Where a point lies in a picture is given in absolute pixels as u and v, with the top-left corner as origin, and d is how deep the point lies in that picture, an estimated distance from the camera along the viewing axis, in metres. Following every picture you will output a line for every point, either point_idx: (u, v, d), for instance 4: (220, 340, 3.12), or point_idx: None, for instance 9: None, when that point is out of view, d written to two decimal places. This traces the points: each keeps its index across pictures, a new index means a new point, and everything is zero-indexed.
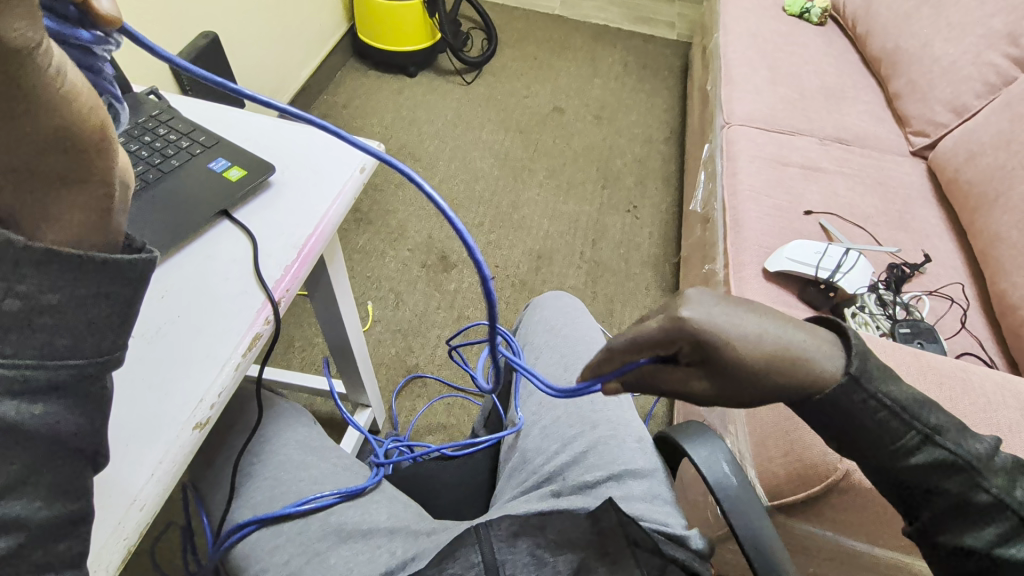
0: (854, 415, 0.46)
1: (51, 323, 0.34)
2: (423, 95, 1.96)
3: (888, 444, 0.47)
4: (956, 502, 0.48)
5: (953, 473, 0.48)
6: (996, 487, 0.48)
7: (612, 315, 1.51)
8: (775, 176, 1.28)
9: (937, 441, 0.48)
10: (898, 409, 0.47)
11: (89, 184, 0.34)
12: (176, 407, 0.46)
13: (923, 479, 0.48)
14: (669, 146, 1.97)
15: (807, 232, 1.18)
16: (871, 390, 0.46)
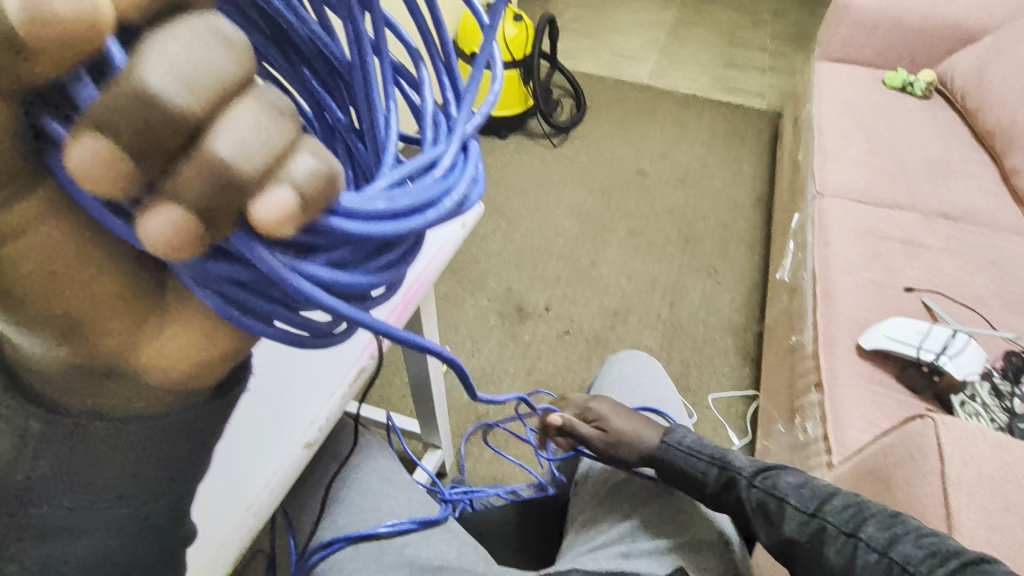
0: (674, 462, 0.70)
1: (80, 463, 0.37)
2: (513, 155, 2.08)
3: (696, 473, 0.68)
4: (764, 508, 0.63)
5: (745, 486, 0.66)
6: (784, 493, 0.63)
7: (688, 379, 1.47)
8: (872, 250, 1.23)
9: (731, 469, 0.68)
10: (698, 450, 0.70)
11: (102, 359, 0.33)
12: (293, 425, 0.53)
13: (731, 495, 0.66)
14: (755, 213, 1.94)
15: (908, 311, 1.11)
16: (674, 441, 0.71)
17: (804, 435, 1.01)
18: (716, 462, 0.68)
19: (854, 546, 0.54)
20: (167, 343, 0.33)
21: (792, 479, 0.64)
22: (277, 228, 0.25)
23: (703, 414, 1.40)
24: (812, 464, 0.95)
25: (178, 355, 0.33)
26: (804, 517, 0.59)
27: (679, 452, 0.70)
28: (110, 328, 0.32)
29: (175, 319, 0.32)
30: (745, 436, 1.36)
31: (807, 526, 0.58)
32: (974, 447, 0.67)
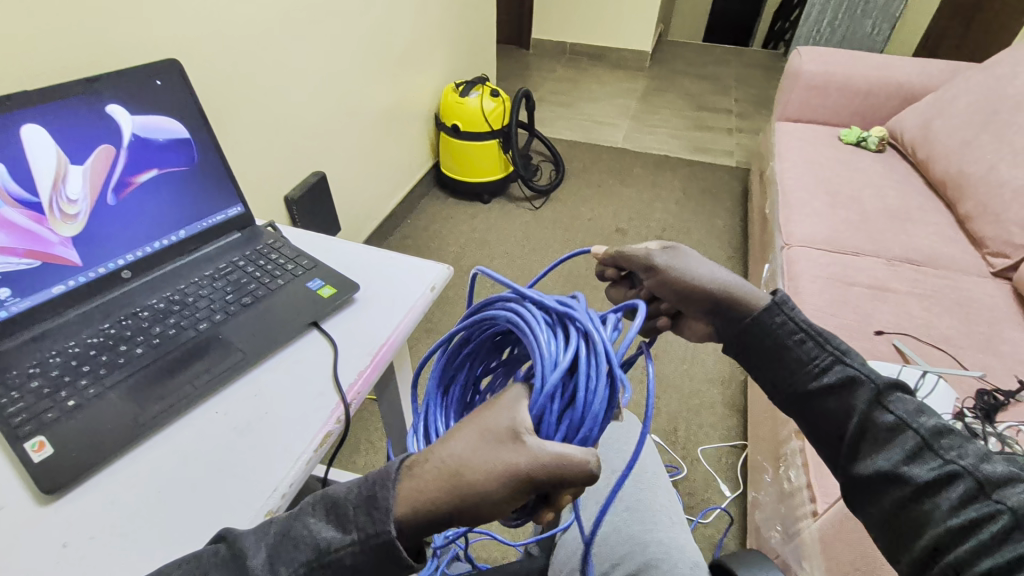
0: (775, 332, 0.55)
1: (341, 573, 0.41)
2: (495, 218, 2.16)
3: (804, 357, 0.54)
4: (869, 425, 0.51)
5: (872, 398, 0.51)
6: (920, 424, 0.50)
7: (676, 432, 1.45)
8: (840, 295, 1.26)
9: (857, 368, 0.53)
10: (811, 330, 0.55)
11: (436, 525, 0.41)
12: (254, 494, 0.52)
13: (825, 395, 0.53)
14: (732, 264, 1.99)
15: (880, 354, 1.13)
16: (787, 314, 0.55)
17: (789, 484, 0.99)
18: (837, 351, 0.53)
19: (982, 501, 0.46)
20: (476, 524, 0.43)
21: (921, 407, 0.51)
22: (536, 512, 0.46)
23: (693, 468, 1.38)
24: (799, 513, 0.93)
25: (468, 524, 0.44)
26: (927, 458, 0.49)
27: (790, 326, 0.55)
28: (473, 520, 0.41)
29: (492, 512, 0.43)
30: (737, 489, 1.33)
31: (931, 466, 0.48)
32: None
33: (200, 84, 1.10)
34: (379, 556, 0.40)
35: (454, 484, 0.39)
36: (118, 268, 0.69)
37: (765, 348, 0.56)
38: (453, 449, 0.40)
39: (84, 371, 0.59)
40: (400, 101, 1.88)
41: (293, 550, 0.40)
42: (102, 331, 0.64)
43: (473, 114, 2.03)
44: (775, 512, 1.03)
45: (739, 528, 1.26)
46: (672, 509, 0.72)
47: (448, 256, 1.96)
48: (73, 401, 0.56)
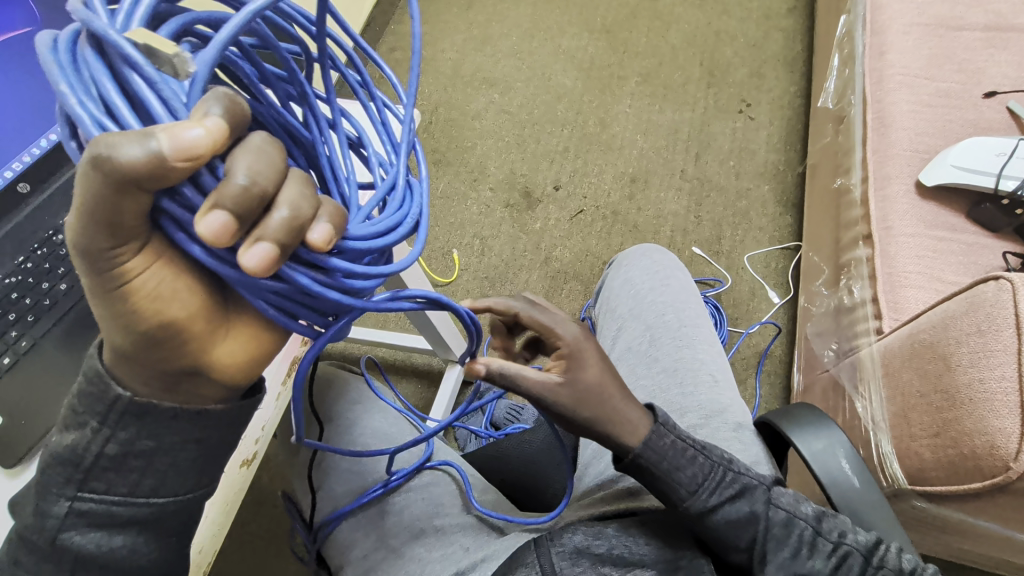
0: (658, 460, 0.48)
1: (139, 468, 0.37)
2: (494, 4, 1.73)
3: (687, 484, 0.48)
4: (767, 532, 0.49)
5: (764, 505, 0.50)
6: (803, 511, 0.50)
7: (721, 241, 1.32)
8: (942, 47, 0.96)
9: (747, 474, 0.51)
10: (695, 441, 0.50)
11: (174, 372, 0.36)
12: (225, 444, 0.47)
13: (719, 519, 0.48)
14: (794, 18, 1.59)
15: (986, 125, 0.89)
16: (671, 428, 0.49)
17: (851, 298, 0.88)
18: (730, 466, 0.51)
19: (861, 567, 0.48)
20: (235, 347, 0.37)
21: (797, 494, 0.52)
22: (324, 246, 0.30)
23: (738, 277, 1.27)
24: (858, 330, 0.84)
25: (241, 359, 0.37)
26: (824, 549, 0.49)
27: (676, 442, 0.48)
28: (189, 333, 0.35)
29: (239, 327, 0.37)
30: (787, 294, 1.25)
31: (830, 561, 0.49)
32: None
33: None
34: (158, 430, 0.37)
35: (124, 327, 0.33)
36: (9, 181, 0.54)
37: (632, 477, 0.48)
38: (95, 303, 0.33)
39: (13, 320, 0.51)
40: None
41: (50, 483, 0.37)
42: (18, 267, 0.53)
43: None
44: (831, 327, 0.94)
45: (787, 335, 1.22)
46: (714, 366, 0.65)
47: (444, 65, 1.63)
48: (9, 358, 0.49)
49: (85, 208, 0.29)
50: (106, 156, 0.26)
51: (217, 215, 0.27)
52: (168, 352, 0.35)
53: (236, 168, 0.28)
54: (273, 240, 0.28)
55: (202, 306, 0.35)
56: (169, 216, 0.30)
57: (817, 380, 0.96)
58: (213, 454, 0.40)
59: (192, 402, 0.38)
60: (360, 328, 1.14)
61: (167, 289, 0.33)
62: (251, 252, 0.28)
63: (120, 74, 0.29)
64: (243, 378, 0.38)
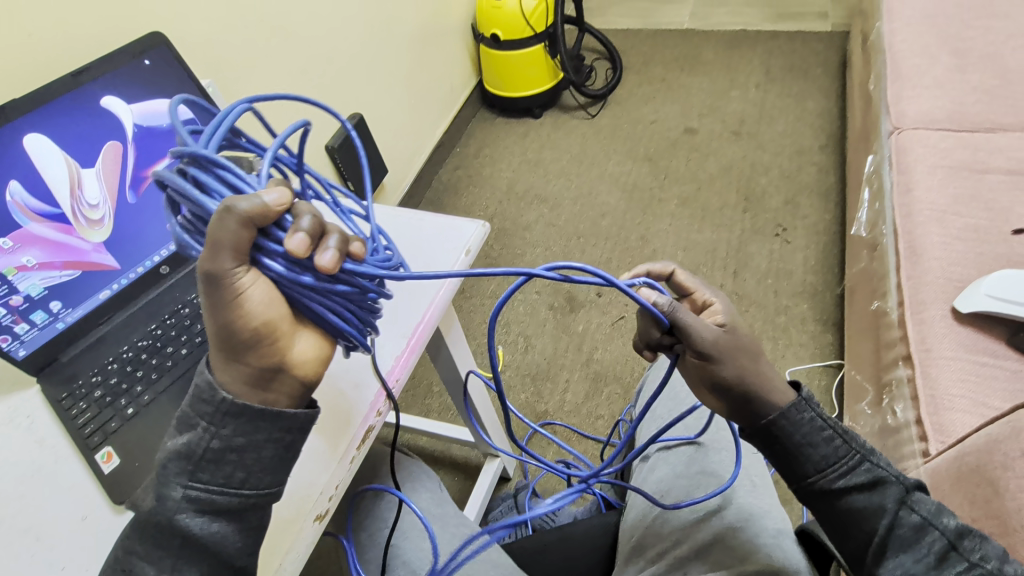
0: (797, 431, 0.53)
1: (234, 462, 0.44)
2: (549, 134, 1.97)
3: (818, 459, 0.53)
4: (893, 531, 0.51)
5: (896, 504, 0.51)
6: (941, 523, 0.51)
7: None
8: (968, 188, 1.04)
9: (884, 471, 0.53)
10: (837, 428, 0.53)
11: (263, 372, 0.44)
12: (302, 498, 0.53)
13: (846, 502, 0.52)
14: (825, 155, 1.73)
15: (1019, 259, 0.93)
16: (813, 407, 0.53)
17: (895, 418, 0.88)
18: (867, 458, 0.53)
19: None
20: (310, 346, 0.45)
21: (939, 506, 0.52)
22: (360, 252, 0.41)
23: None
24: (905, 453, 0.83)
25: (315, 358, 0.45)
26: (954, 562, 0.49)
27: (814, 421, 0.53)
28: (278, 336, 0.43)
29: (311, 331, 0.45)
30: (831, 413, 1.23)
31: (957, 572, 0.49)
32: None
33: (209, 44, 1.02)
34: (251, 428, 0.44)
35: (228, 334, 0.42)
36: (155, 264, 0.68)
37: (768, 443, 0.54)
38: (212, 319, 0.42)
39: (139, 377, 0.60)
40: (434, 12, 1.72)
41: (167, 471, 0.44)
42: (150, 333, 0.64)
43: (512, 17, 1.82)
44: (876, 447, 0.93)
45: None
46: (752, 472, 0.67)
47: (501, 182, 1.83)
48: (132, 409, 0.58)
49: (213, 245, 0.38)
50: (233, 207, 0.36)
51: (298, 236, 0.37)
52: (262, 353, 0.43)
53: (303, 212, 0.39)
54: (337, 249, 0.38)
55: (287, 310, 0.44)
56: (264, 247, 0.40)
57: None
58: (289, 451, 0.46)
59: (277, 402, 0.45)
60: (409, 415, 1.20)
61: (267, 299, 0.42)
62: (325, 256, 0.38)
63: (216, 171, 0.40)
64: (316, 375, 0.46)
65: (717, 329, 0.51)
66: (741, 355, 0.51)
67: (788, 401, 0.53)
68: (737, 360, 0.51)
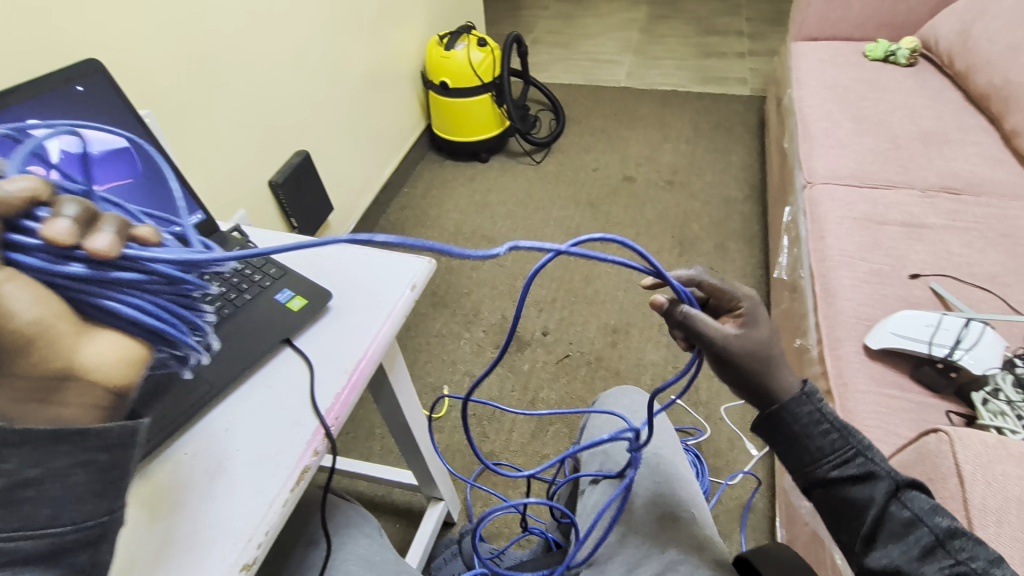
0: (797, 420, 0.57)
1: (34, 498, 0.37)
2: (496, 178, 2.03)
3: (814, 449, 0.57)
4: (881, 522, 0.52)
5: (886, 498, 0.53)
6: (930, 523, 0.51)
7: (698, 391, 1.40)
8: (871, 237, 1.16)
9: (877, 467, 0.55)
10: (837, 423, 0.57)
11: (46, 385, 0.37)
12: (226, 547, 0.48)
13: (837, 492, 0.55)
14: (750, 205, 1.87)
15: (916, 301, 1.03)
16: (813, 400, 0.57)
17: None
18: (863, 453, 0.56)
19: None
20: (104, 346, 0.38)
21: (938, 508, 0.52)
22: (150, 236, 0.40)
23: (717, 428, 1.33)
24: None
25: (115, 362, 0.38)
26: (943, 562, 0.49)
27: (813, 413, 0.57)
28: (55, 336, 0.36)
29: (103, 329, 0.38)
30: (764, 447, 1.29)
31: (940, 566, 0.48)
32: (996, 465, 0.59)
33: (148, 75, 1.00)
34: (53, 454, 0.37)
35: None
36: None
37: (770, 431, 0.58)
38: None
39: None
40: (385, 57, 1.77)
41: None
42: None
43: (460, 67, 1.88)
44: None
45: (767, 488, 1.23)
46: (691, 504, 0.69)
47: (448, 222, 1.85)
48: None
49: None
50: None
51: (60, 222, 0.36)
52: (39, 363, 0.36)
53: (64, 202, 0.37)
54: (115, 231, 0.37)
55: (67, 309, 0.37)
56: (12, 242, 0.36)
57: (799, 532, 0.96)
58: (106, 477, 0.39)
59: (75, 416, 0.38)
60: (347, 458, 1.15)
61: (26, 296, 0.35)
62: (101, 240, 0.37)
63: None
64: (121, 379, 0.39)
65: (734, 333, 0.54)
66: (755, 357, 0.54)
67: (790, 395, 0.57)
68: (752, 359, 0.55)
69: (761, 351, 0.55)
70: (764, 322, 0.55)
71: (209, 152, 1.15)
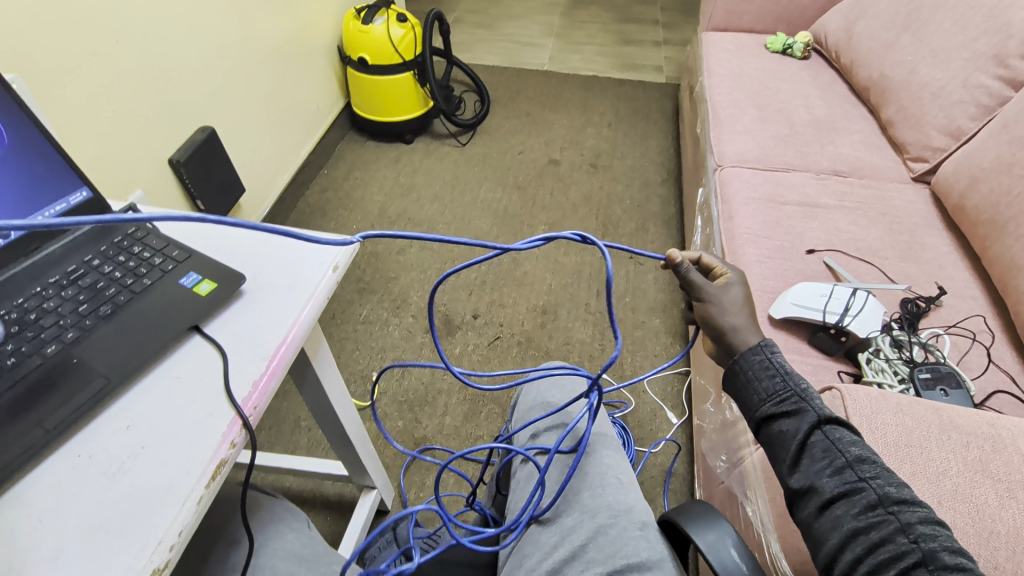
0: (751, 365, 0.66)
1: None
2: (421, 160, 1.98)
3: (761, 391, 0.63)
4: (804, 450, 0.57)
5: (809, 427, 0.58)
6: (844, 449, 0.55)
7: (623, 366, 1.46)
8: (773, 216, 1.25)
9: (807, 404, 0.60)
10: (782, 369, 0.64)
11: None
12: (131, 552, 0.43)
13: (773, 428, 0.61)
14: (667, 187, 1.97)
15: (812, 274, 1.14)
16: (766, 351, 0.66)
17: (732, 412, 1.01)
18: (796, 393, 0.62)
19: (883, 518, 0.49)
20: None
21: (857, 439, 0.56)
22: None
23: (641, 400, 1.39)
24: (741, 440, 0.95)
25: None
26: (848, 478, 0.53)
27: (764, 360, 0.65)
28: None
29: None
30: (684, 415, 1.37)
31: (842, 481, 0.53)
32: (877, 415, 0.67)
33: (10, 32, 0.86)
34: None
35: None
36: None
37: (732, 381, 0.67)
38: None
39: None
40: (297, 28, 1.65)
41: None
42: None
43: (380, 43, 1.80)
44: (719, 441, 1.06)
45: (687, 453, 1.31)
46: (618, 470, 0.71)
47: (372, 205, 1.79)
48: None
49: None
50: None
51: None
52: None
53: None
54: None
55: None
56: None
57: (716, 491, 1.04)
58: None
59: None
60: (270, 453, 1.09)
61: None
62: None
63: None
64: None
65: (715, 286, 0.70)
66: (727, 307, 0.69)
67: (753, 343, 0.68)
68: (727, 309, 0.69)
69: (731, 304, 0.69)
70: (742, 287, 0.71)
71: (95, 126, 1.03)
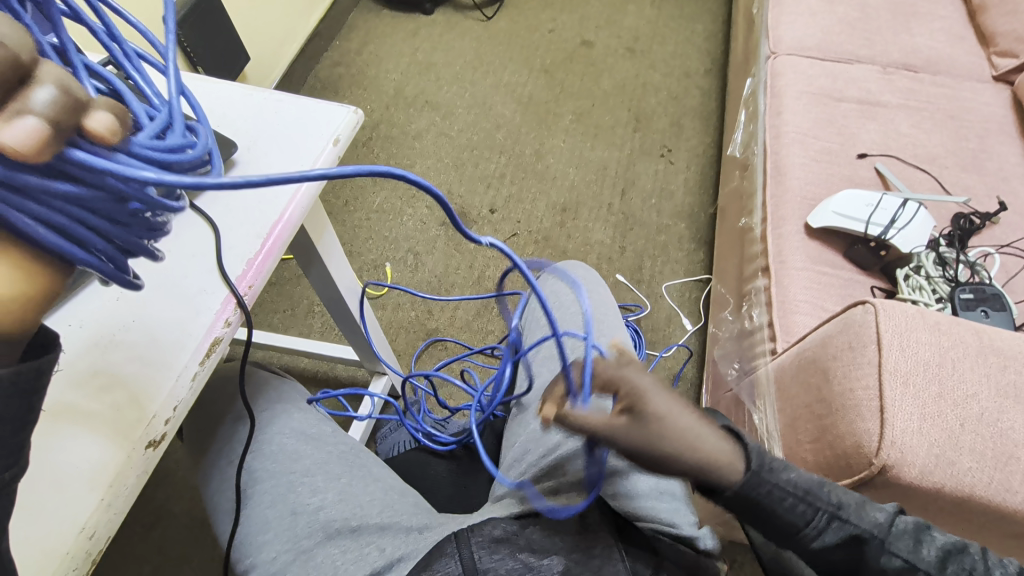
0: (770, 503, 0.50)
1: None
2: (440, 35, 1.80)
3: (794, 525, 0.51)
4: (872, 574, 0.51)
5: (875, 552, 0.50)
6: (920, 560, 0.51)
7: (642, 270, 1.42)
8: (826, 113, 1.13)
9: (854, 524, 0.51)
10: (799, 491, 0.51)
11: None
12: (129, 422, 0.44)
13: (820, 553, 0.52)
14: (710, 79, 1.78)
15: (860, 181, 1.04)
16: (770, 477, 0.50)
17: (751, 322, 0.98)
18: (829, 512, 0.51)
19: None
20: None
21: (917, 535, 0.52)
22: (106, 135, 0.28)
23: (656, 305, 1.37)
24: (757, 350, 0.94)
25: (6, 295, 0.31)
26: None
27: (778, 493, 0.50)
28: None
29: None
30: (698, 322, 1.35)
31: None
32: (911, 333, 0.63)
33: None
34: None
35: None
36: None
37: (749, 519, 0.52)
38: None
39: None
40: None
41: None
42: None
43: None
44: (733, 350, 1.04)
45: (697, 360, 1.31)
46: None
47: (387, 85, 1.66)
48: None
49: None
50: None
51: (24, 123, 0.26)
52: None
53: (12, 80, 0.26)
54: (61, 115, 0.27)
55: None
56: None
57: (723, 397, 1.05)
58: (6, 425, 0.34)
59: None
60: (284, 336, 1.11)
61: None
62: (18, 128, 0.26)
63: None
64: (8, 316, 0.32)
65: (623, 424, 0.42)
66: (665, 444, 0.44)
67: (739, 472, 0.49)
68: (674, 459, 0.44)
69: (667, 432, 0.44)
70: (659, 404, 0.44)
71: None
